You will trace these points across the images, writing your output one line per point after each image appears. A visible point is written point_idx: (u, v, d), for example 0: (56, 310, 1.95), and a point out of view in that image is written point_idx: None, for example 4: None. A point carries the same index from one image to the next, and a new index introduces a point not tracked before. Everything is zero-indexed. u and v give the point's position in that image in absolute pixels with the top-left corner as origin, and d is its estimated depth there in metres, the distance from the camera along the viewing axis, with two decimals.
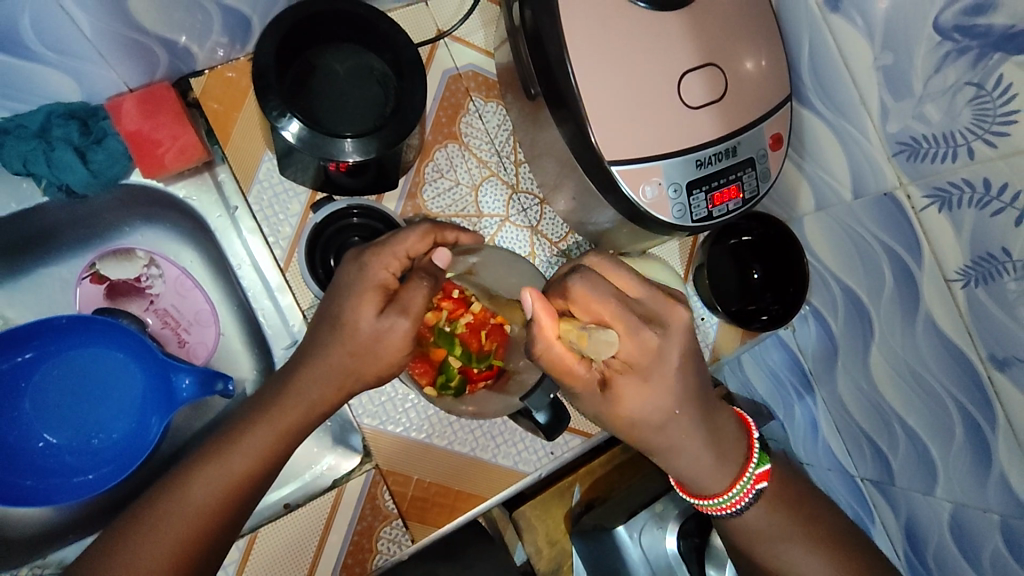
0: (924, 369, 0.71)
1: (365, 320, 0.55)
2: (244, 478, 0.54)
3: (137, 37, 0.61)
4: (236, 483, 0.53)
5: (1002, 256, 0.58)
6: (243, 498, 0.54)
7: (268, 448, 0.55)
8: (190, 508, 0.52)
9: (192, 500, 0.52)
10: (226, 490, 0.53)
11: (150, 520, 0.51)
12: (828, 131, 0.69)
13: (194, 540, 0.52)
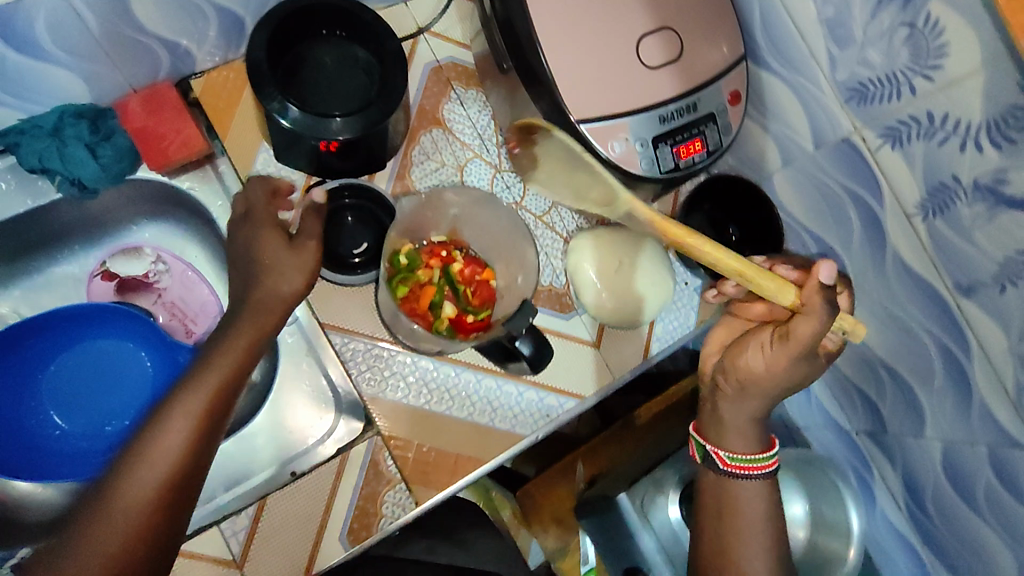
0: (900, 308, 0.74)
1: (273, 251, 0.64)
2: (202, 412, 0.56)
3: (140, 39, 0.67)
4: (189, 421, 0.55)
5: (953, 184, 0.62)
6: (202, 431, 0.55)
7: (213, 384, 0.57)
8: (158, 445, 0.53)
9: (152, 443, 0.53)
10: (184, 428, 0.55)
11: (131, 464, 0.52)
12: (786, 89, 0.74)
13: (167, 479, 0.53)
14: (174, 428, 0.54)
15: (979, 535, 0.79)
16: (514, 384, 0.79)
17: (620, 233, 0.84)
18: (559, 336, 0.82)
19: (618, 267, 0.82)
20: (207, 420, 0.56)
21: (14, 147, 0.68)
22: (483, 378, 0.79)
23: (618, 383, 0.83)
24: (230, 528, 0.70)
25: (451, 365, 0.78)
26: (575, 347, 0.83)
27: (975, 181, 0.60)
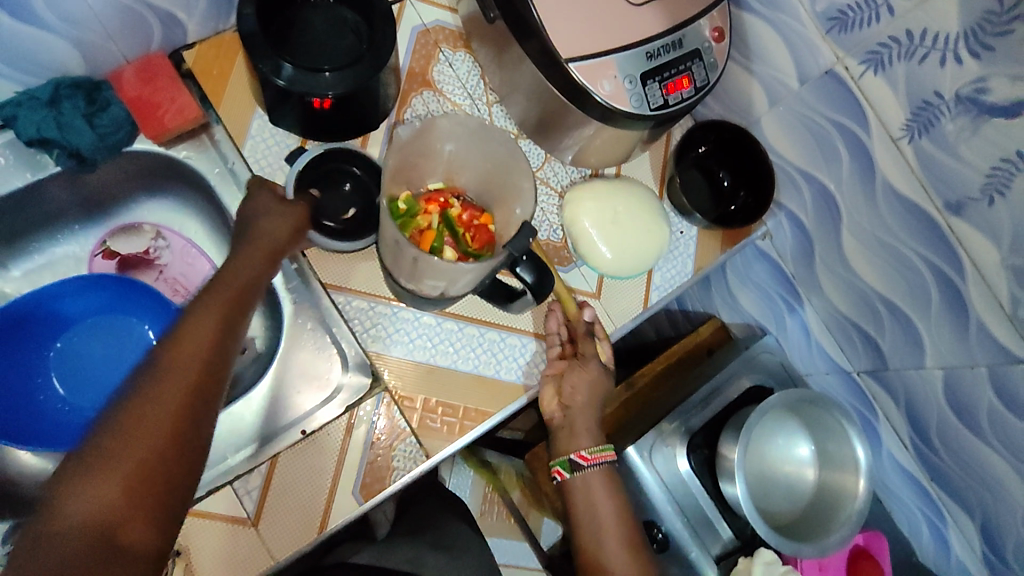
0: (893, 237, 0.75)
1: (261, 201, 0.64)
2: (217, 337, 0.52)
3: (133, 6, 0.68)
4: (202, 344, 0.51)
5: (936, 100, 0.63)
6: (219, 357, 0.51)
7: (223, 311, 0.54)
8: (179, 366, 0.49)
9: (171, 363, 0.49)
10: (198, 353, 0.50)
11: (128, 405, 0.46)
12: (767, 26, 0.74)
13: (187, 404, 0.48)
14: (190, 350, 0.50)
15: (985, 459, 0.80)
16: (517, 336, 0.80)
17: (614, 184, 0.85)
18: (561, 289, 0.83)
19: (614, 217, 0.83)
20: (224, 348, 0.52)
21: (12, 120, 0.69)
22: (485, 331, 0.79)
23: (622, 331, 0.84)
24: (243, 487, 0.70)
25: (454, 319, 0.78)
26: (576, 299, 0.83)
27: (956, 94, 0.62)
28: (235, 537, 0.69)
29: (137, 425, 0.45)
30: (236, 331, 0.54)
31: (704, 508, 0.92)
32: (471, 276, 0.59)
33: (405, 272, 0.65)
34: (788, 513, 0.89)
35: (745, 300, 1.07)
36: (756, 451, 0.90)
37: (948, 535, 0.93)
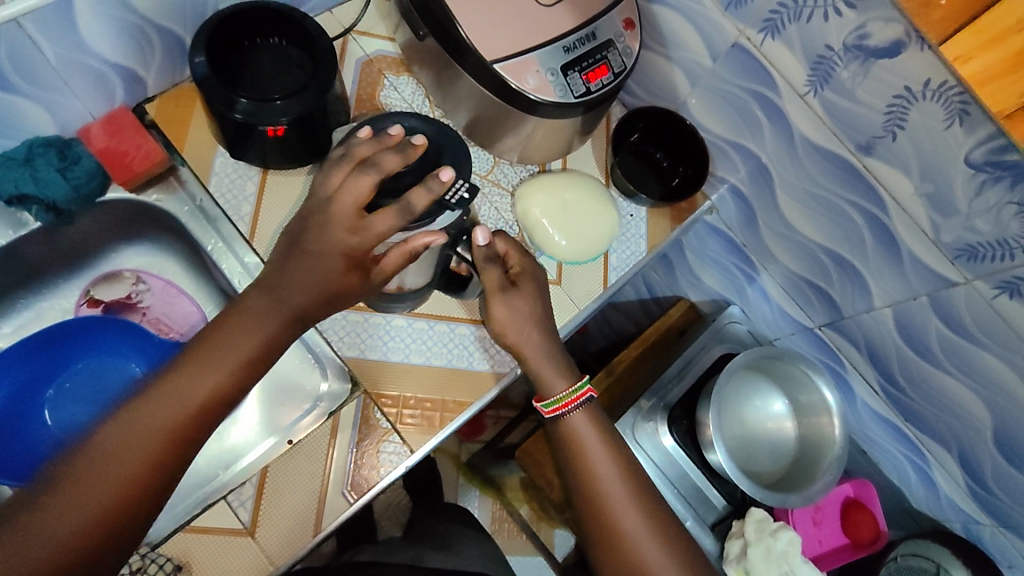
0: (820, 186, 0.81)
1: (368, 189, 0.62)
2: (167, 439, 0.57)
3: (95, 66, 0.75)
4: (175, 442, 0.57)
5: (828, 53, 0.69)
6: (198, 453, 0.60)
7: (198, 407, 0.58)
8: (148, 423, 0.56)
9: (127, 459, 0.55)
10: (156, 453, 0.56)
11: (138, 426, 0.56)
12: (674, 13, 0.81)
13: (123, 504, 0.54)
14: (154, 448, 0.56)
15: (945, 387, 0.84)
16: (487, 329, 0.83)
17: (561, 176, 0.91)
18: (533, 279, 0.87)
19: (563, 206, 0.89)
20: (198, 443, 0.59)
21: None
22: (456, 327, 0.83)
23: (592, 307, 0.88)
24: (237, 499, 0.72)
25: (424, 319, 0.82)
26: None
27: (844, 44, 0.67)
28: (235, 548, 0.72)
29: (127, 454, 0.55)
30: (204, 425, 0.59)
31: (694, 478, 0.95)
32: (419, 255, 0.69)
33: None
34: (774, 471, 0.93)
35: (705, 274, 1.11)
36: (736, 414, 0.93)
37: (933, 474, 0.96)
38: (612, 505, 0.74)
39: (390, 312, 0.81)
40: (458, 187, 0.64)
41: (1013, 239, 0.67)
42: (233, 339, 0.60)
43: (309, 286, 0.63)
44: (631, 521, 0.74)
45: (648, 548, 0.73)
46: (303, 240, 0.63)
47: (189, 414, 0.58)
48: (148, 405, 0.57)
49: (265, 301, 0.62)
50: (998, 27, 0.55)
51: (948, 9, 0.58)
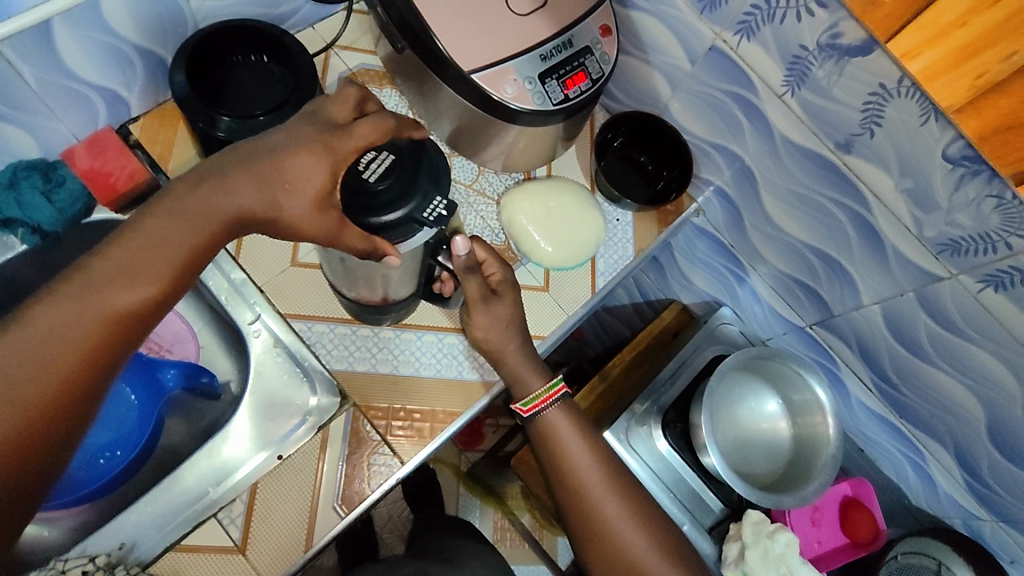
0: (803, 186, 0.81)
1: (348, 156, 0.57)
2: (94, 347, 0.52)
3: (77, 89, 0.76)
4: (74, 372, 0.52)
5: (803, 53, 0.69)
6: (94, 387, 0.54)
7: (118, 320, 0.53)
8: (62, 336, 0.51)
9: (19, 390, 0.50)
10: (55, 384, 0.51)
11: (51, 333, 0.51)
12: (652, 19, 0.82)
13: (45, 416, 0.51)
14: (51, 381, 0.51)
15: (937, 382, 0.84)
16: None
17: (545, 182, 0.91)
18: (526, 287, 0.88)
19: (548, 212, 0.89)
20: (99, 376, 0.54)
21: None
22: (445, 336, 0.83)
23: (582, 311, 0.88)
24: (228, 516, 0.72)
25: (412, 329, 0.82)
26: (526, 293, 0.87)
27: (818, 44, 0.68)
28: (227, 565, 0.71)
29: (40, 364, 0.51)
30: (129, 336, 0.54)
31: (690, 481, 0.95)
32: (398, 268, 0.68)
33: (345, 280, 0.74)
34: (768, 471, 0.92)
35: (695, 275, 1.10)
36: (728, 415, 0.92)
37: (930, 471, 0.96)
38: (590, 494, 0.79)
39: (381, 322, 0.81)
40: (436, 206, 0.60)
41: (994, 232, 0.66)
42: (120, 266, 0.53)
43: (219, 207, 0.55)
44: (610, 508, 0.79)
45: (629, 531, 0.78)
46: (220, 170, 0.55)
47: (80, 345, 0.52)
48: (26, 339, 0.50)
49: (194, 207, 0.54)
50: (941, 22, 0.56)
51: (891, 8, 0.59)
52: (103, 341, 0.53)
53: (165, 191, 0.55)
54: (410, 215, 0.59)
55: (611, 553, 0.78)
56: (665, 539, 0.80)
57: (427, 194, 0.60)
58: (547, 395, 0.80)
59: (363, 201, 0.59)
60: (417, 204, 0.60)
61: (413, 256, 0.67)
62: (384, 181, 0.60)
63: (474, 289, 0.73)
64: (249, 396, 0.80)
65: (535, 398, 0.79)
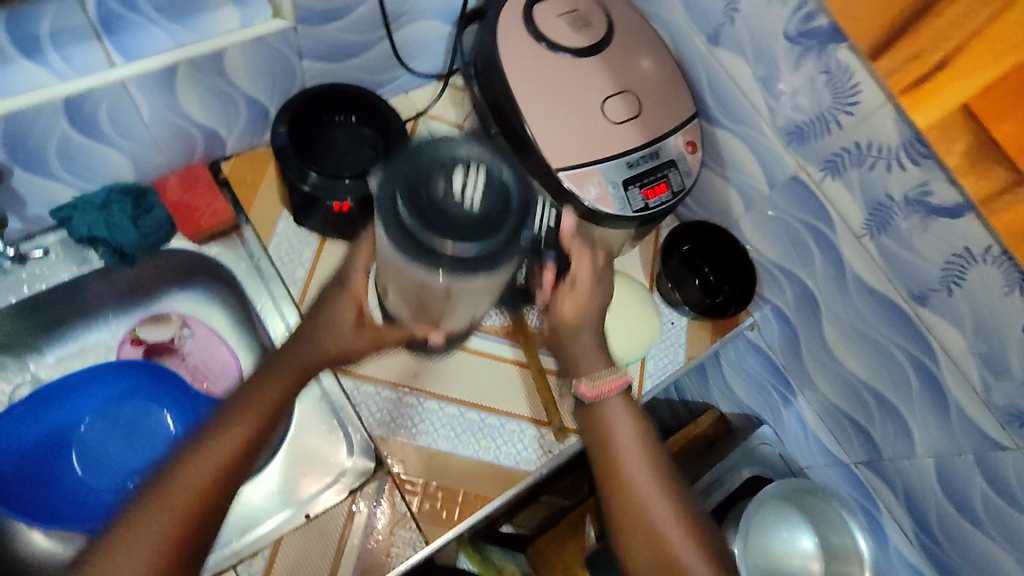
0: (868, 326, 0.80)
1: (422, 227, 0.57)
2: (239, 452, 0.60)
3: (181, 125, 0.79)
4: (229, 465, 0.60)
5: (888, 202, 0.70)
6: (213, 519, 0.59)
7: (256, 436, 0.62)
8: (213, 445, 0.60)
9: (163, 514, 0.56)
10: (212, 478, 0.59)
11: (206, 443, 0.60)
12: (737, 139, 0.84)
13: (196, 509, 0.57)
14: (183, 510, 0.57)
15: (986, 551, 0.80)
16: (516, 421, 0.83)
17: None
18: None
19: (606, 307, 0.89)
20: (221, 507, 0.59)
21: (67, 220, 0.78)
22: (486, 416, 0.83)
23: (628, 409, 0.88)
24: (246, 570, 0.73)
25: (457, 404, 0.82)
26: None
27: (905, 197, 0.68)
28: None
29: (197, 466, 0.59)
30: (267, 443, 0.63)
31: None
32: (499, 283, 0.59)
33: (439, 309, 0.62)
34: None
35: (738, 387, 1.08)
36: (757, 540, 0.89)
37: None
38: (635, 474, 0.67)
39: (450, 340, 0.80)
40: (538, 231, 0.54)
41: None
42: (258, 388, 0.63)
43: (330, 333, 0.67)
44: (661, 512, 0.66)
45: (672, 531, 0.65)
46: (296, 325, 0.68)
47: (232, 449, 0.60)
48: (164, 473, 0.58)
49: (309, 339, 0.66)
50: None
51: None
52: (227, 470, 0.60)
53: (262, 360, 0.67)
54: (512, 236, 0.51)
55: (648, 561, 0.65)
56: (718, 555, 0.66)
57: (524, 208, 0.52)
58: (613, 376, 0.71)
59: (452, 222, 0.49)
60: (518, 221, 0.51)
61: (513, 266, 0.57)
62: (482, 208, 0.50)
63: (585, 265, 0.72)
64: (284, 448, 0.81)
65: (598, 378, 0.70)
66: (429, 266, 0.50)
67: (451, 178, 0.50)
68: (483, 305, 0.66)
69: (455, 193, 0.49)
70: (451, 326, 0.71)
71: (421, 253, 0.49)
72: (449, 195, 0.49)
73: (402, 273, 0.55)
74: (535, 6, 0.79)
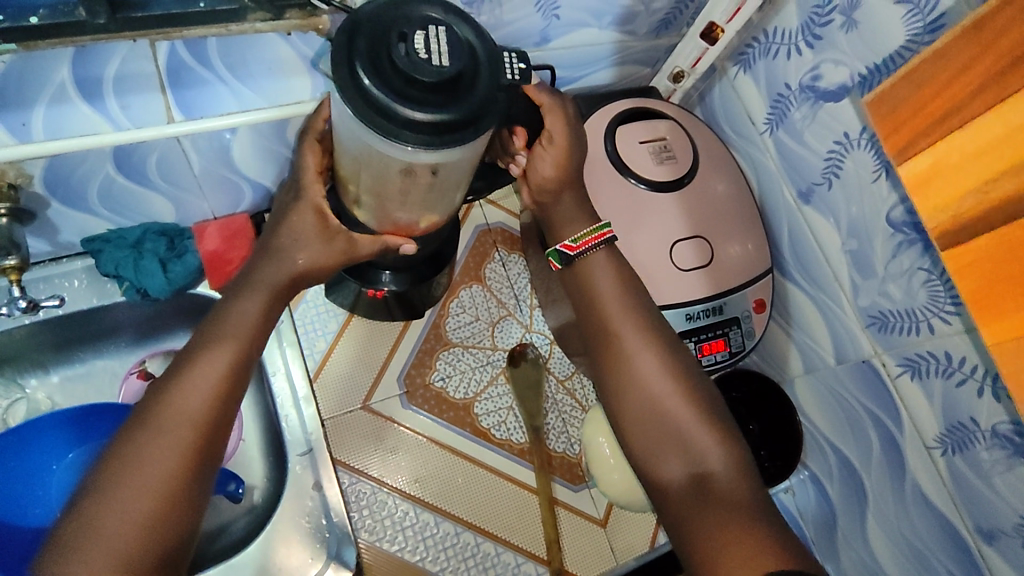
0: (919, 540, 0.71)
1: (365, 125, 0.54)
2: (207, 417, 0.50)
3: (230, 176, 0.76)
4: (198, 434, 0.50)
5: (971, 425, 0.62)
6: (189, 499, 0.48)
7: (220, 391, 0.52)
8: (173, 412, 0.49)
9: (124, 501, 0.46)
10: (182, 449, 0.49)
11: (163, 416, 0.49)
12: (809, 301, 0.77)
13: (169, 491, 0.47)
14: (144, 509, 0.46)
15: None
16: (513, 554, 0.77)
17: None
18: (583, 516, 0.81)
19: None
20: (196, 487, 0.49)
21: (98, 253, 0.76)
22: (481, 541, 0.77)
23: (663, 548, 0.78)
24: None
25: (453, 522, 0.77)
26: (583, 520, 0.81)
27: (992, 428, 0.60)
28: None
29: (156, 437, 0.48)
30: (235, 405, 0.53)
31: None
32: (482, 149, 0.55)
33: (426, 199, 0.60)
34: None
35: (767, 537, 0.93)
36: None
37: None
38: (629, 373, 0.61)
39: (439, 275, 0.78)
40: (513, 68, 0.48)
41: None
42: (209, 341, 0.53)
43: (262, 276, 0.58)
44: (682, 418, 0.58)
45: (677, 405, 0.58)
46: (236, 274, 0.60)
47: (197, 417, 0.50)
48: (114, 456, 0.47)
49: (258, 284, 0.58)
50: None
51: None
52: (197, 440, 0.50)
53: (207, 322, 0.56)
54: (489, 90, 0.46)
55: (677, 496, 0.56)
56: (717, 415, 0.59)
57: (497, 58, 0.47)
58: (595, 234, 0.66)
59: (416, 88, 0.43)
60: (493, 73, 0.46)
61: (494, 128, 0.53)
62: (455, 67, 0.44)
63: (559, 122, 0.64)
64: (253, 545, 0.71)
65: (584, 233, 0.66)
66: (398, 139, 0.45)
67: (413, 35, 0.43)
68: (462, 188, 0.62)
69: (422, 54, 0.43)
70: (422, 218, 0.64)
71: (389, 118, 0.43)
72: (413, 56, 0.43)
73: (378, 155, 0.52)
74: (619, 128, 0.77)
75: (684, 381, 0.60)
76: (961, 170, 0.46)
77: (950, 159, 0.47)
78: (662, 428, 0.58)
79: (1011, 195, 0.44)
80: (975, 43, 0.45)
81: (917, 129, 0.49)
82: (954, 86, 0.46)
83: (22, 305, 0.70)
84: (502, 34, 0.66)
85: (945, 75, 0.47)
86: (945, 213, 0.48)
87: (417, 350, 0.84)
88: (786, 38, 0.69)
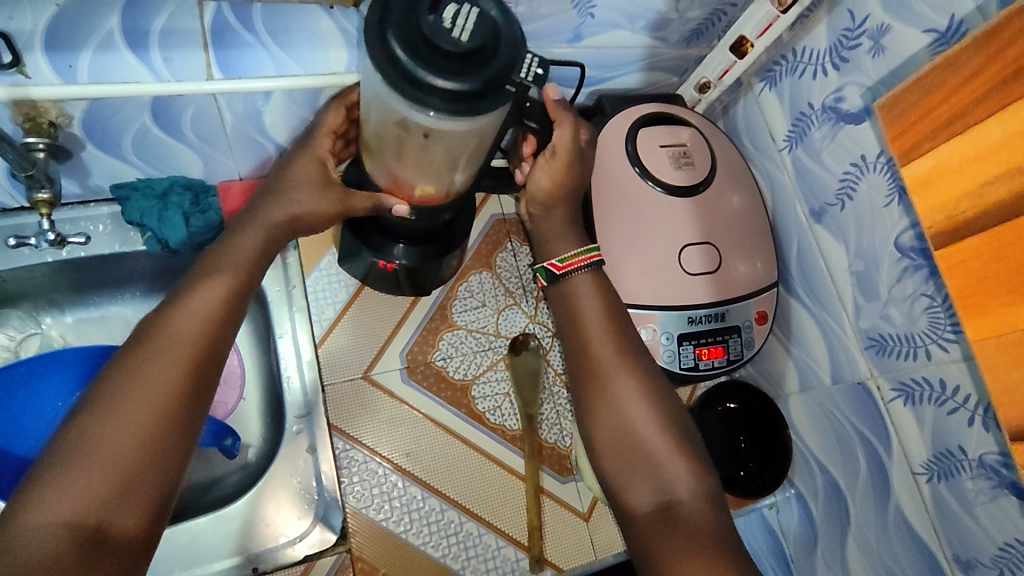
0: (897, 563, 0.72)
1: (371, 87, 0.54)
2: (204, 343, 0.54)
3: (259, 139, 0.78)
4: (195, 358, 0.53)
5: (959, 453, 0.63)
6: (187, 416, 0.51)
7: (214, 320, 0.55)
8: (172, 337, 0.53)
9: (128, 423, 0.48)
10: (179, 369, 0.52)
11: (161, 340, 0.52)
12: (811, 319, 0.78)
13: (170, 403, 0.50)
14: (146, 420, 0.49)
15: None
16: (494, 537, 0.79)
17: None
18: (568, 508, 0.82)
19: None
20: (194, 417, 0.52)
21: (125, 200, 0.78)
22: (465, 521, 0.79)
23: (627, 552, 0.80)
24: None
25: (439, 498, 0.79)
26: (568, 512, 0.82)
27: (979, 458, 0.61)
28: None
29: (155, 358, 0.51)
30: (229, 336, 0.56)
31: None
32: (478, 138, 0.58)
33: None
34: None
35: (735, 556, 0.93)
36: None
37: None
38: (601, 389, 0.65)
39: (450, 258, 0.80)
40: (530, 63, 0.48)
41: None
42: (199, 277, 0.57)
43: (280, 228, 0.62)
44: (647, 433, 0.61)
45: (643, 425, 0.62)
46: (238, 223, 0.62)
47: (193, 341, 0.53)
48: (118, 382, 0.50)
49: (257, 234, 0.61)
50: None
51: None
52: (196, 374, 0.53)
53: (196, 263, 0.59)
54: (504, 73, 0.48)
55: (643, 519, 0.58)
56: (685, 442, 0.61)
57: (520, 50, 0.48)
58: (582, 257, 0.69)
59: (439, 54, 0.45)
60: (511, 59, 0.48)
61: (496, 117, 0.54)
62: (475, 41, 0.45)
63: (567, 136, 0.66)
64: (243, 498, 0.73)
65: (570, 255, 0.69)
66: (424, 104, 0.47)
67: (442, 7, 0.45)
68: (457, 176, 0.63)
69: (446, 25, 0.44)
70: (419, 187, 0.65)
71: (414, 85, 0.45)
72: (440, 25, 0.44)
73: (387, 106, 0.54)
74: (641, 130, 0.78)
75: (654, 404, 0.63)
76: (959, 172, 0.47)
77: (950, 162, 0.48)
78: (634, 452, 0.60)
79: (1004, 198, 0.45)
80: (985, 48, 0.46)
81: (925, 132, 0.50)
82: (962, 90, 0.47)
83: (51, 237, 0.74)
84: (536, 27, 0.68)
85: (954, 80, 0.48)
86: (942, 214, 0.50)
87: (422, 328, 0.86)
88: (813, 58, 0.70)
